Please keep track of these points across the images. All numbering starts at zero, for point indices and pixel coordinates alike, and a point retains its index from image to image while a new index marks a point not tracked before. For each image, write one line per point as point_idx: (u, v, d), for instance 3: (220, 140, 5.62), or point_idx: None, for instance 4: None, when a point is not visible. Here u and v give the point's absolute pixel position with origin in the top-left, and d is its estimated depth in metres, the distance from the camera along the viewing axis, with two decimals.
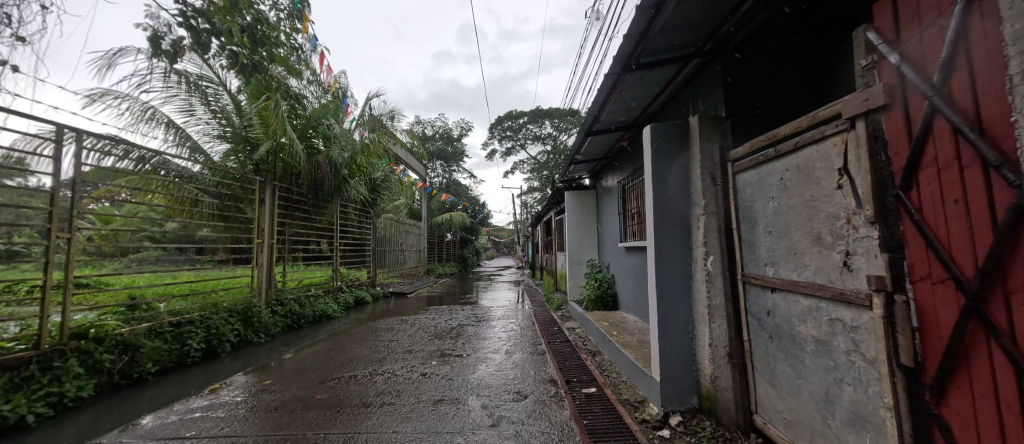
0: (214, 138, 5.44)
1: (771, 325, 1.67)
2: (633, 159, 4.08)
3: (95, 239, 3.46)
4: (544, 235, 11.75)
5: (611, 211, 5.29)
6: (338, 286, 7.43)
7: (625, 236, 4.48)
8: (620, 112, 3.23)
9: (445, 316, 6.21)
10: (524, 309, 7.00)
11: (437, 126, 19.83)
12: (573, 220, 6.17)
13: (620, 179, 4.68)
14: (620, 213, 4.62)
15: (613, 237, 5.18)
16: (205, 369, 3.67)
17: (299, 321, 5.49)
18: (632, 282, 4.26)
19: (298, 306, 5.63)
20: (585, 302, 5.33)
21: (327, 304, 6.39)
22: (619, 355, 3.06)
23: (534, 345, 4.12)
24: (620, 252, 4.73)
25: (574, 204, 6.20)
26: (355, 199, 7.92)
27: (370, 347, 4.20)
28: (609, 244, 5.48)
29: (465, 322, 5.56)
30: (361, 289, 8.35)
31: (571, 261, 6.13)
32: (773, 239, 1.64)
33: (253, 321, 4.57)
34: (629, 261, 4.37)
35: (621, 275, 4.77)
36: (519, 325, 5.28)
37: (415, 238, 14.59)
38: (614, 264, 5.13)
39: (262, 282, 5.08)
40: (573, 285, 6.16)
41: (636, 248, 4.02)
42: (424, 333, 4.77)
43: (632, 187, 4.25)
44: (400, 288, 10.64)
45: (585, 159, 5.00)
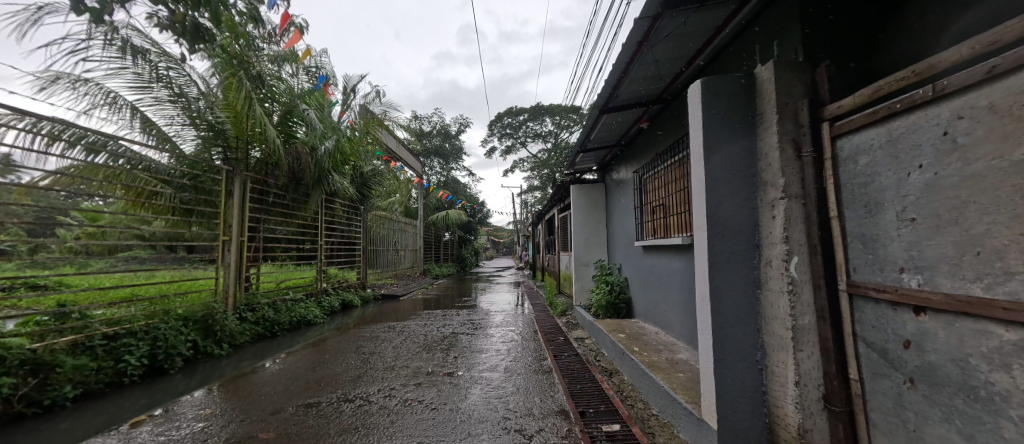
0: (186, 128, 4.79)
1: (916, 363, 1.08)
2: (654, 143, 3.50)
3: (47, 245, 2.98)
4: (546, 235, 11.18)
5: (623, 206, 4.71)
6: (323, 288, 6.84)
7: (642, 233, 3.90)
8: (644, 80, 2.66)
9: (437, 322, 5.61)
10: (525, 314, 6.41)
11: (434, 122, 19.25)
12: (578, 217, 5.59)
13: (635, 168, 4.11)
14: (636, 208, 4.03)
15: (626, 236, 4.59)
16: (147, 389, 3.07)
17: (273, 328, 4.90)
18: (652, 287, 3.67)
19: (272, 311, 5.05)
20: (593, 309, 4.74)
21: (308, 308, 5.80)
22: (644, 378, 2.47)
23: (539, 360, 3.51)
24: (636, 252, 4.15)
25: (580, 200, 5.61)
26: (341, 194, 7.33)
27: (345, 362, 3.60)
28: (620, 243, 4.90)
29: (460, 330, 4.96)
30: (349, 292, 7.74)
31: (577, 262, 5.55)
32: (925, 229, 1.05)
33: (215, 331, 3.98)
34: (647, 262, 3.80)
35: (637, 278, 4.18)
36: (520, 334, 4.68)
37: (409, 237, 13.98)
38: (627, 266, 4.54)
39: (230, 284, 4.49)
40: (579, 289, 5.57)
41: (657, 248, 3.44)
42: (410, 345, 4.16)
43: (652, 176, 3.67)
44: (392, 289, 10.04)
45: (595, 146, 4.41)
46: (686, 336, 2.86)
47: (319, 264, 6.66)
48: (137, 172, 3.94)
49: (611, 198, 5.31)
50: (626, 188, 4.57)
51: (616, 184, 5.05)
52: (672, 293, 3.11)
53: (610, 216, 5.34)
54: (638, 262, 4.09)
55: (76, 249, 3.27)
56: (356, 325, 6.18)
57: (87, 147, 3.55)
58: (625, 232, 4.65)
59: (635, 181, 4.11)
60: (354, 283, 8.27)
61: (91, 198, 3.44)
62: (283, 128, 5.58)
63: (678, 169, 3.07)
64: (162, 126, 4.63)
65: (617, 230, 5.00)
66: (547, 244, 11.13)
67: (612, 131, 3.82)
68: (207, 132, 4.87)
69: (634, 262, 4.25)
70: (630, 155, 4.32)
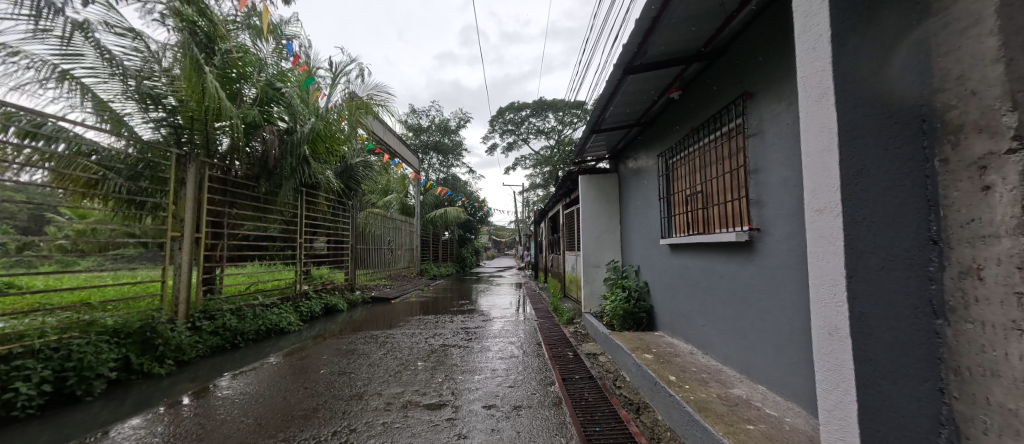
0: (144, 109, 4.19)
1: None
2: (685, 116, 2.84)
3: None
4: (550, 233, 10.50)
5: (642, 198, 4.04)
6: (305, 291, 6.20)
7: (669, 229, 3.23)
8: (689, 20, 1.99)
9: (427, 330, 4.95)
10: (528, 321, 5.75)
11: (433, 116, 18.59)
12: (587, 211, 4.92)
13: (659, 152, 3.44)
14: (660, 199, 3.35)
15: (646, 232, 3.93)
16: (47, 423, 2.42)
17: (238, 338, 4.23)
18: (680, 294, 3.00)
19: (237, 317, 4.38)
20: (606, 318, 4.07)
21: (283, 314, 5.13)
22: (691, 426, 1.78)
23: (545, 385, 2.85)
24: (660, 252, 3.48)
25: (590, 192, 4.95)
26: (323, 187, 6.66)
27: (305, 384, 2.97)
28: (637, 241, 4.24)
29: (451, 341, 4.31)
30: (335, 295, 7.07)
31: (586, 262, 4.88)
32: None
33: (155, 345, 3.33)
34: (675, 264, 3.12)
35: (661, 282, 3.50)
36: (522, 346, 4.03)
37: (405, 236, 13.32)
38: (647, 269, 3.86)
39: (182, 288, 3.84)
40: (588, 293, 4.89)
41: (691, 247, 2.77)
42: (391, 361, 3.52)
43: (681, 159, 3.01)
44: (384, 291, 9.39)
45: (610, 126, 3.74)
46: (738, 362, 2.18)
47: (299, 265, 6.00)
48: (75, 161, 3.33)
49: (626, 189, 4.64)
50: (645, 175, 3.90)
51: (633, 173, 4.38)
52: (716, 304, 2.43)
53: (625, 211, 4.67)
54: (662, 264, 3.42)
55: (9, 247, 2.76)
56: (338, 332, 5.52)
57: (27, 133, 3.00)
58: (645, 229, 3.98)
59: (658, 167, 3.44)
60: (342, 284, 7.59)
61: (33, 187, 2.86)
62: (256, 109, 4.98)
63: (719, 146, 2.41)
64: (112, 104, 3.97)
65: (634, 226, 4.34)
66: (550, 243, 10.48)
67: (633, 103, 3.16)
68: (175, 114, 4.36)
69: (657, 264, 3.58)
70: (652, 136, 3.64)
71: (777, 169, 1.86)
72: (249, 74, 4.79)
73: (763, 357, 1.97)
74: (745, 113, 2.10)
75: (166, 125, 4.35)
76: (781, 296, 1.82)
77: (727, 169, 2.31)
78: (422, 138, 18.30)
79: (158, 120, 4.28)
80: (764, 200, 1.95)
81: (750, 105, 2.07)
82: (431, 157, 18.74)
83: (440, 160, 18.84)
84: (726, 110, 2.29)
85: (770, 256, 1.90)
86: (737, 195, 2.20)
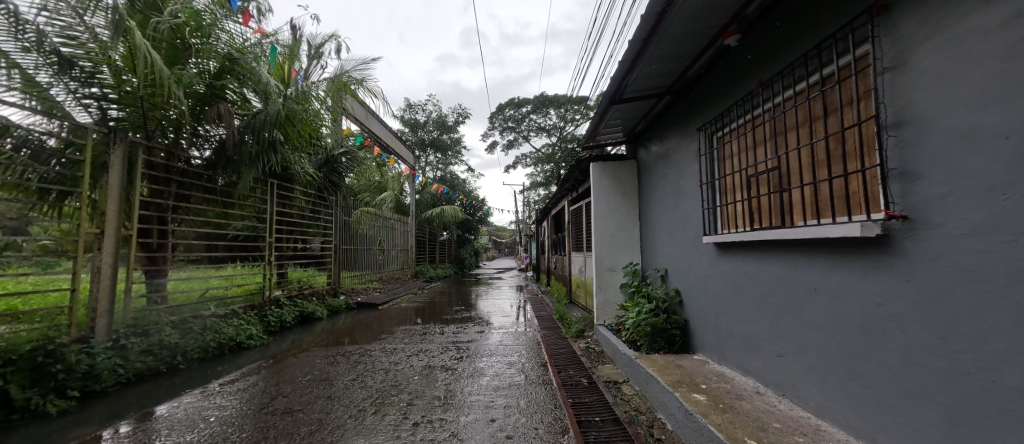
0: (65, 80, 3.29)
1: None
2: (745, 70, 2.09)
3: None
4: (553, 232, 9.76)
5: (669, 187, 3.29)
6: (276, 297, 5.45)
7: (715, 224, 2.49)
8: None
9: (411, 346, 4.19)
10: (530, 332, 4.97)
11: (430, 111, 17.81)
12: (600, 204, 4.17)
13: (698, 126, 2.70)
14: (702, 184, 2.60)
15: (675, 229, 3.19)
16: None
17: (180, 356, 3.49)
18: (736, 310, 2.25)
19: (179, 332, 3.62)
20: (628, 334, 3.31)
21: (243, 325, 4.36)
22: None
23: (555, 435, 2.08)
24: (698, 252, 2.73)
25: (604, 181, 4.19)
26: (297, 179, 5.91)
27: (233, 430, 2.21)
28: (662, 240, 3.49)
29: (438, 360, 3.55)
30: (313, 301, 6.30)
31: (600, 264, 4.12)
32: None
33: (51, 374, 2.59)
34: (725, 269, 2.37)
35: (699, 292, 2.76)
36: (524, 369, 3.27)
37: (399, 235, 12.54)
38: (678, 274, 3.11)
39: (102, 298, 3.14)
40: (600, 302, 4.12)
41: (758, 248, 2.02)
42: (357, 393, 2.76)
43: (736, 130, 2.27)
44: (373, 295, 8.62)
45: (634, 95, 2.99)
46: (857, 421, 1.43)
47: (267, 267, 5.24)
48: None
49: (648, 179, 3.89)
50: (674, 158, 3.15)
51: (657, 158, 3.63)
52: (809, 328, 1.68)
53: (647, 204, 3.93)
54: (702, 268, 2.67)
55: None
56: (313, 345, 4.78)
57: None
58: (673, 225, 3.23)
59: (697, 145, 2.70)
60: (322, 289, 6.81)
61: None
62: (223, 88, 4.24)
63: (811, 101, 1.67)
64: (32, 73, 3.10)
65: (658, 222, 3.61)
66: (553, 244, 9.76)
67: (669, 57, 2.41)
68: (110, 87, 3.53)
69: (693, 268, 2.83)
70: (685, 109, 2.91)
71: (953, 116, 1.11)
72: (209, 43, 4.00)
73: (918, 423, 1.22)
74: (872, 39, 1.35)
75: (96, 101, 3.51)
76: (969, 331, 1.07)
77: (828, 131, 1.56)
78: (419, 134, 17.54)
79: (90, 97, 3.46)
80: (921, 171, 1.19)
81: (882, 25, 1.32)
82: (428, 153, 17.98)
83: (438, 157, 18.08)
84: (829, 44, 1.54)
85: (938, 264, 1.15)
86: (851, 169, 1.46)
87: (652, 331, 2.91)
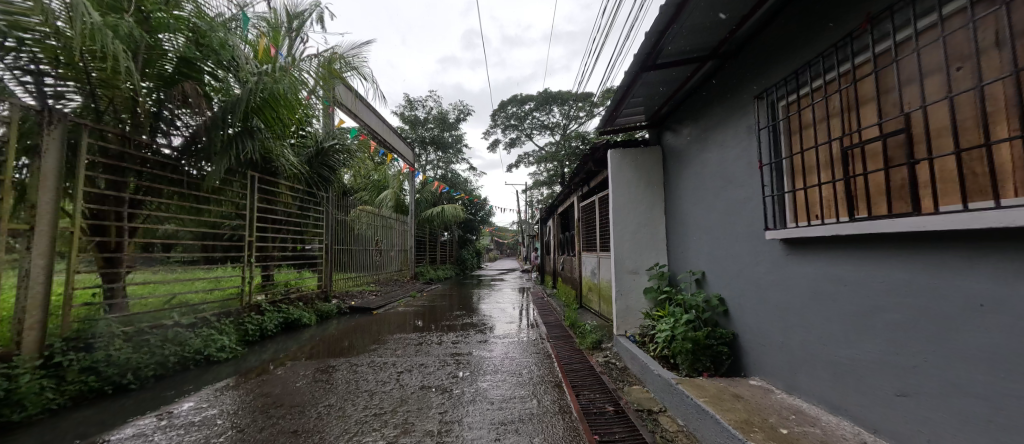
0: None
1: None
2: (837, 8, 1.56)
3: None
4: (559, 231, 9.24)
5: (706, 173, 2.76)
6: (256, 302, 4.93)
7: (785, 215, 1.95)
8: None
9: (402, 359, 3.65)
10: (538, 342, 4.44)
11: (430, 107, 17.28)
12: (619, 197, 3.64)
13: (752, 93, 2.16)
14: (764, 165, 2.06)
15: (714, 223, 2.66)
16: None
17: (131, 373, 2.96)
18: (819, 326, 1.71)
19: (133, 346, 3.11)
20: (659, 349, 2.77)
21: (213, 335, 3.84)
22: None
23: None
24: (753, 251, 2.20)
25: (624, 171, 3.65)
26: (281, 171, 5.38)
27: None
28: (696, 238, 2.96)
29: (433, 380, 3.02)
30: (300, 306, 5.77)
31: (620, 265, 3.59)
32: None
33: None
34: (799, 271, 1.84)
35: (751, 300, 2.23)
36: (535, 392, 2.74)
37: (398, 235, 12.01)
38: (720, 278, 2.59)
39: (31, 308, 2.65)
40: (621, 309, 3.58)
41: (862, 244, 1.49)
42: (332, 427, 2.22)
43: (816, 92, 1.75)
44: (368, 299, 8.09)
45: (671, 61, 2.45)
46: None
47: (247, 268, 4.73)
48: None
49: (677, 167, 3.35)
50: (714, 138, 2.61)
51: (689, 142, 3.10)
52: (969, 361, 1.15)
53: (675, 195, 3.40)
54: (759, 271, 2.14)
55: None
56: (295, 356, 4.26)
57: None
58: (712, 219, 2.70)
59: (752, 119, 2.17)
60: (312, 292, 6.27)
61: None
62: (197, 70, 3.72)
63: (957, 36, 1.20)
64: None
65: (690, 216, 3.08)
66: (559, 244, 9.21)
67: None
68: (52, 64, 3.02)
69: (743, 270, 2.30)
70: (732, 78, 2.37)
71: None
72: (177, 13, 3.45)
73: None
74: None
75: (31, 78, 2.93)
76: None
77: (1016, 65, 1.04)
78: (419, 132, 17.05)
79: (26, 73, 2.90)
80: None
81: None
82: (429, 151, 17.48)
83: (439, 156, 17.57)
84: None
85: None
86: None
87: (694, 347, 2.36)
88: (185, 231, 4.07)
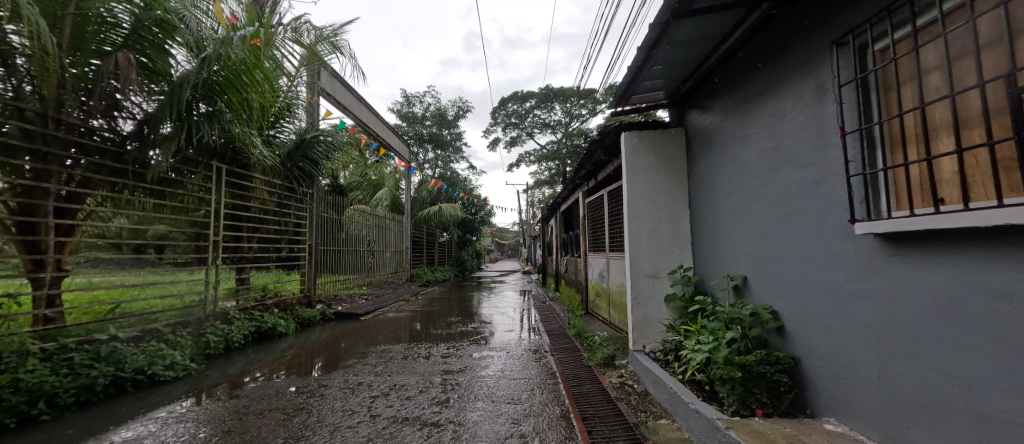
0: None
1: None
2: None
3: None
4: (563, 231, 8.68)
5: (751, 154, 2.22)
6: (224, 309, 4.40)
7: (884, 202, 1.40)
8: None
9: (379, 379, 3.10)
10: (540, 355, 3.90)
11: (428, 103, 16.75)
12: (635, 188, 3.09)
13: (826, 38, 1.62)
14: (846, 134, 1.51)
15: (762, 215, 2.11)
16: None
17: (44, 402, 2.42)
18: (956, 361, 1.17)
19: (49, 367, 2.57)
20: (691, 373, 2.24)
21: (163, 349, 3.32)
22: None
23: None
24: (826, 250, 1.65)
25: (640, 157, 3.09)
26: (251, 162, 4.86)
27: None
28: (735, 235, 2.41)
29: (413, 409, 2.47)
30: (278, 313, 5.22)
31: (637, 268, 3.04)
32: None
33: None
34: (914, 279, 1.29)
35: (823, 316, 1.68)
36: (537, 426, 2.20)
37: (393, 236, 11.47)
38: (771, 285, 2.04)
39: None
40: (639, 320, 3.02)
41: None
42: None
43: (944, 22, 1.21)
44: (358, 303, 7.55)
45: (707, 8, 1.92)
46: None
47: (210, 270, 4.22)
48: None
49: (706, 150, 2.81)
50: (765, 107, 2.07)
51: (722, 118, 2.55)
52: None
53: (703, 184, 2.86)
54: (838, 277, 1.59)
55: None
56: (262, 370, 3.74)
57: None
58: (758, 210, 2.16)
59: (827, 72, 1.62)
60: (292, 297, 5.72)
61: None
62: (150, 40, 3.24)
63: None
64: None
65: (724, 208, 2.54)
66: (563, 245, 8.65)
67: None
68: None
69: (810, 275, 1.75)
70: (792, 23, 1.82)
71: None
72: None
73: None
74: None
75: None
76: None
77: None
78: (417, 129, 16.56)
79: None
80: None
81: None
82: (428, 149, 16.96)
83: (439, 155, 17.06)
84: None
85: None
86: None
87: (746, 377, 1.81)
88: (177, 232, 3.96)
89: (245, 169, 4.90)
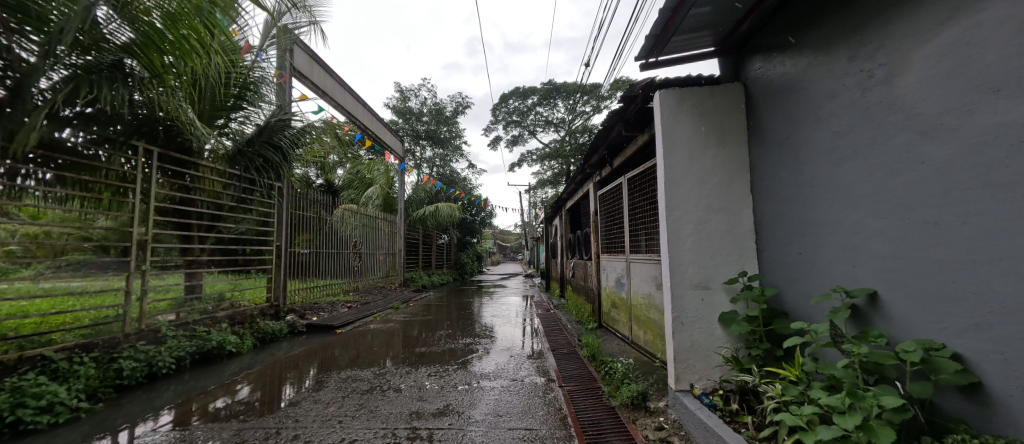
0: None
1: None
2: None
3: None
4: (569, 231, 7.84)
5: (893, 94, 1.38)
6: (156, 325, 3.58)
7: None
8: None
9: (323, 430, 2.25)
10: (543, 385, 3.02)
11: (425, 98, 15.89)
12: (676, 165, 2.26)
13: None
14: None
15: (920, 193, 1.28)
16: None
17: None
18: None
19: None
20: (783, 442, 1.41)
21: (43, 384, 2.51)
22: None
23: None
24: None
25: (682, 124, 2.27)
26: (193, 145, 4.07)
27: None
28: (849, 228, 1.57)
29: None
30: (231, 327, 4.38)
31: (680, 276, 2.20)
32: None
33: None
34: None
35: None
36: None
37: (384, 237, 10.63)
38: (948, 309, 1.19)
39: None
40: (685, 348, 2.16)
41: None
42: None
43: None
44: (338, 312, 6.70)
45: None
46: None
47: (132, 277, 3.39)
48: None
49: (784, 107, 1.97)
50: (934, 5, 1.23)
51: (820, 53, 1.71)
52: None
53: (777, 157, 2.03)
54: None
55: None
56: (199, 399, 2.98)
57: None
58: (909, 185, 1.32)
59: None
60: (252, 307, 4.87)
61: None
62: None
63: None
64: None
65: (825, 188, 1.69)
66: (569, 247, 7.78)
67: None
68: None
69: None
70: None
71: None
72: None
73: None
74: None
75: None
76: None
77: None
78: (413, 125, 15.76)
79: None
80: None
81: None
82: (424, 147, 16.14)
83: (438, 153, 16.27)
84: None
85: None
86: None
87: None
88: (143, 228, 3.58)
89: (188, 155, 4.14)
